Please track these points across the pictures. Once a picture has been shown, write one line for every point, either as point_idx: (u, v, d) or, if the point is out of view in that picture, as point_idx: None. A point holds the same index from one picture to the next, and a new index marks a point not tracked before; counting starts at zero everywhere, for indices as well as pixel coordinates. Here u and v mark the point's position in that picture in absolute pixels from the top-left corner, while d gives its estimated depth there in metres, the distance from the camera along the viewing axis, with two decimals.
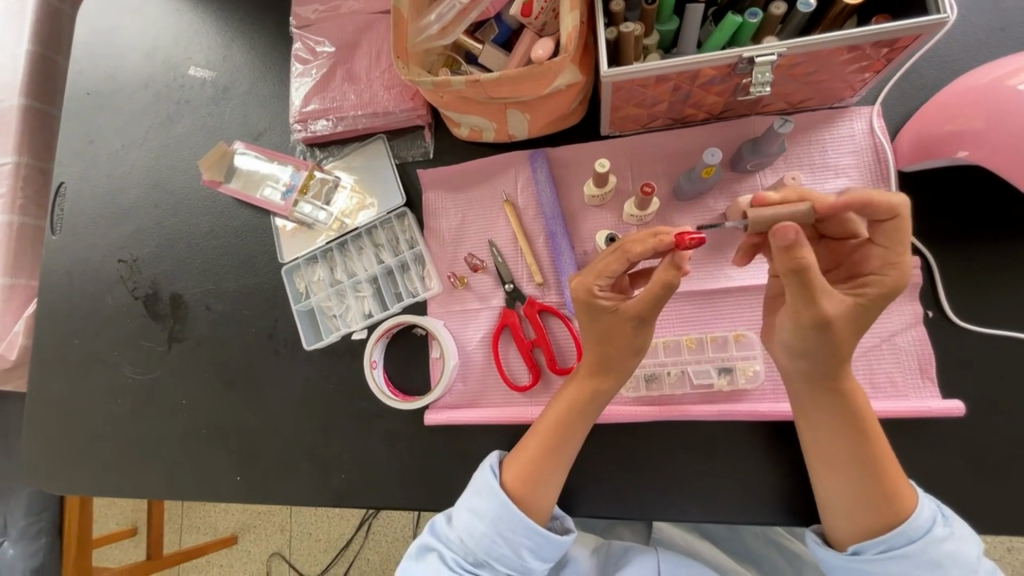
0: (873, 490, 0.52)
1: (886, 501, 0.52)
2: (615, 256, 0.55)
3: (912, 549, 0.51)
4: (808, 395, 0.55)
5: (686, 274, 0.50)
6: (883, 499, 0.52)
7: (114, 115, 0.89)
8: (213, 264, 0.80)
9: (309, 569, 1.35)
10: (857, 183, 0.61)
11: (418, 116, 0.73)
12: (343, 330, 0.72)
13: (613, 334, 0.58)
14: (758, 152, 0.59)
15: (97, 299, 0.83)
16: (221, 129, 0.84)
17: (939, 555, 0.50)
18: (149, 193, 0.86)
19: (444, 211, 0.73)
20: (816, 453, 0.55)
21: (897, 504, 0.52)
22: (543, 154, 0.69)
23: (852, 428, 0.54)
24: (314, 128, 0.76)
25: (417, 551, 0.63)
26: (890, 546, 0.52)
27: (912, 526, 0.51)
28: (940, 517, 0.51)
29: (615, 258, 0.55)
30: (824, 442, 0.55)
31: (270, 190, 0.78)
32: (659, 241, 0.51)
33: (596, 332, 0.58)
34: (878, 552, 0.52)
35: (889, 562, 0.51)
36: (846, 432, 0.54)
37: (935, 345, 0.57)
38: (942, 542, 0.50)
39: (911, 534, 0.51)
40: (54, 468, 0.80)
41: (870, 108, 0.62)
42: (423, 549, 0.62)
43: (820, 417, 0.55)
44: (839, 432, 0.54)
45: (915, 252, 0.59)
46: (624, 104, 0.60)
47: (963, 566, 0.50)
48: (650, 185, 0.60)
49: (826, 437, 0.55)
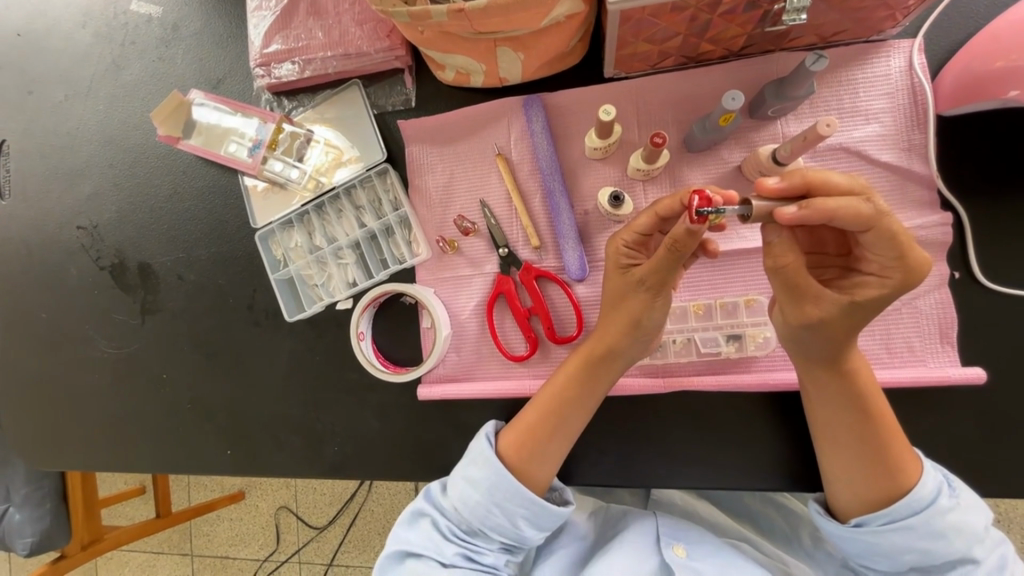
0: (879, 457, 0.51)
1: (892, 467, 0.51)
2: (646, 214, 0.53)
3: (914, 521, 0.50)
4: (808, 372, 0.53)
5: (699, 239, 0.47)
6: (889, 465, 0.51)
7: (51, 60, 0.78)
8: (182, 229, 0.73)
9: (315, 521, 1.39)
10: (890, 131, 0.55)
11: (397, 57, 0.64)
12: (326, 300, 0.67)
13: (622, 297, 0.56)
14: (781, 95, 0.52)
15: (59, 269, 0.77)
16: (174, 75, 0.74)
17: (943, 526, 0.49)
18: (102, 151, 0.77)
19: (430, 167, 0.66)
20: (823, 432, 0.53)
21: (903, 469, 0.51)
22: (539, 101, 0.62)
23: (858, 398, 0.52)
24: (279, 72, 0.67)
25: (410, 516, 0.62)
26: (892, 518, 0.51)
27: (917, 499, 0.50)
28: (945, 489, 0.50)
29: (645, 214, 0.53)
30: (827, 420, 0.53)
31: (236, 146, 0.70)
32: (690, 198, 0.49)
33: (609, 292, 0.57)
34: (883, 523, 0.51)
35: (892, 533, 0.51)
36: (853, 409, 0.52)
37: (959, 308, 0.54)
38: (946, 513, 0.49)
39: (915, 505, 0.50)
40: (38, 443, 0.78)
41: (910, 42, 0.55)
42: (416, 514, 0.62)
43: (831, 393, 0.52)
44: (843, 406, 0.52)
45: (947, 208, 0.54)
46: (633, 39, 0.52)
47: (967, 536, 0.49)
48: (660, 135, 0.53)
49: (834, 415, 0.52)
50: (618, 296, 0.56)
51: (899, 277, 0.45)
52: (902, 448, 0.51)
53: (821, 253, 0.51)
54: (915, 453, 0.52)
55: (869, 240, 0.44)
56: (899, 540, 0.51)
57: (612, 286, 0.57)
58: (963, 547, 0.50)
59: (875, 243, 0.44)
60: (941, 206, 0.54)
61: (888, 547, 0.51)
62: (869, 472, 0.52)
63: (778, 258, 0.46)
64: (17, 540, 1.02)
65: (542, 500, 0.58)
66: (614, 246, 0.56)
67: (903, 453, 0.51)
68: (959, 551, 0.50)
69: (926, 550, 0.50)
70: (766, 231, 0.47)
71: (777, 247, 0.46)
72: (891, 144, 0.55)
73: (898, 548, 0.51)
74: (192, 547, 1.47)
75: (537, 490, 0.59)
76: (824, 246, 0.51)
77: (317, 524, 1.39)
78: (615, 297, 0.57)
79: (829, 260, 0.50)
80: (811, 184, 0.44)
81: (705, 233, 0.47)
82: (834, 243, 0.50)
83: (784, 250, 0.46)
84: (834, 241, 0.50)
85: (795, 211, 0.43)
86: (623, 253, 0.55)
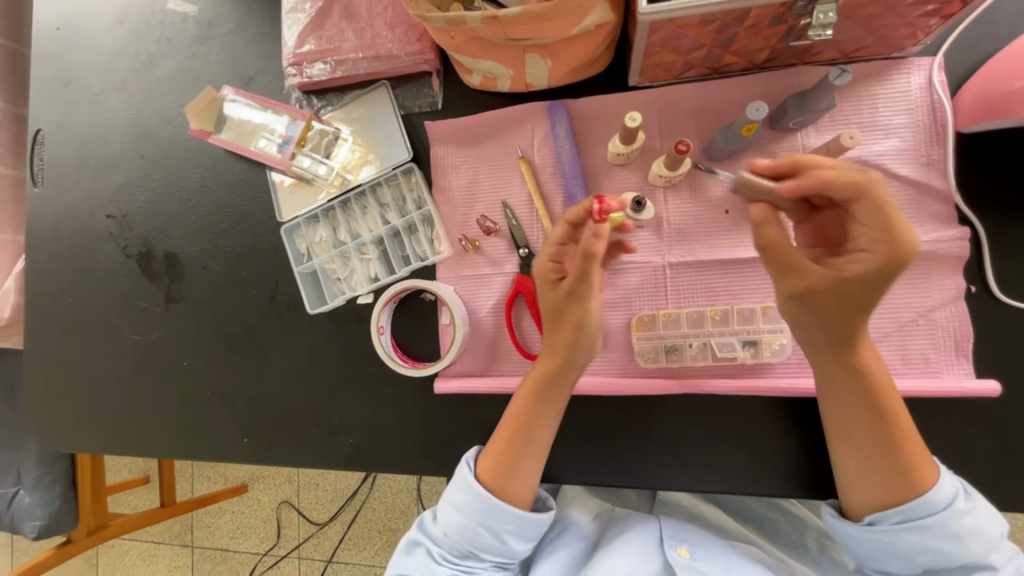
0: (893, 453, 0.52)
1: (907, 462, 0.51)
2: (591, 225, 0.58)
3: (931, 522, 0.50)
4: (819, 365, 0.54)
5: (602, 239, 0.51)
6: (905, 461, 0.51)
7: (89, 54, 0.81)
8: (208, 221, 0.75)
9: (317, 516, 1.40)
10: (909, 145, 0.56)
11: (426, 61, 0.66)
12: (348, 294, 0.69)
13: (559, 312, 0.58)
14: (803, 108, 0.53)
15: (87, 256, 0.79)
16: (207, 72, 0.76)
17: (959, 528, 0.50)
18: (134, 143, 0.79)
19: (454, 168, 0.68)
20: (837, 430, 0.54)
21: (917, 462, 0.51)
22: (564, 107, 0.64)
23: (871, 395, 0.52)
24: (311, 72, 0.69)
25: (405, 546, 0.63)
26: (907, 517, 0.51)
27: (935, 500, 0.50)
28: (961, 493, 0.51)
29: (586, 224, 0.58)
30: (841, 415, 0.54)
31: (266, 142, 0.72)
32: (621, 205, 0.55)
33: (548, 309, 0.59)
34: (897, 521, 0.51)
35: (908, 533, 0.51)
36: (866, 405, 0.52)
37: (974, 321, 0.55)
38: (962, 515, 0.50)
39: (933, 506, 0.50)
40: (57, 426, 0.79)
41: (931, 59, 0.56)
42: (411, 544, 0.63)
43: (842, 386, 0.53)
44: (854, 398, 0.53)
45: (965, 223, 0.55)
46: (659, 49, 0.54)
47: (982, 540, 0.50)
48: (684, 143, 0.54)
49: (847, 410, 0.53)
50: (559, 306, 0.58)
51: (881, 252, 0.45)
52: (914, 440, 0.52)
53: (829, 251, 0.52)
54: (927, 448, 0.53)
55: (861, 211, 0.45)
56: (913, 540, 0.51)
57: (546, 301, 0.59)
58: (979, 551, 0.50)
59: (864, 214, 0.45)
60: (958, 221, 0.55)
61: (903, 547, 0.51)
62: (883, 468, 0.52)
63: (762, 231, 0.49)
64: (25, 523, 1.03)
65: (526, 513, 0.59)
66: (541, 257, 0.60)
67: (916, 445, 0.52)
68: (974, 555, 0.50)
69: (941, 551, 0.51)
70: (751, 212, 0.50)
71: (761, 223, 0.50)
72: (910, 159, 0.56)
73: (913, 549, 0.51)
74: (194, 538, 1.49)
75: (514, 504, 0.59)
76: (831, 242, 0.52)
77: (318, 519, 1.40)
78: (562, 310, 0.58)
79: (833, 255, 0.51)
80: (798, 162, 0.48)
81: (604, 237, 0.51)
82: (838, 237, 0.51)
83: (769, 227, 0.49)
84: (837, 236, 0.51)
85: (791, 183, 0.47)
86: (548, 262, 0.59)
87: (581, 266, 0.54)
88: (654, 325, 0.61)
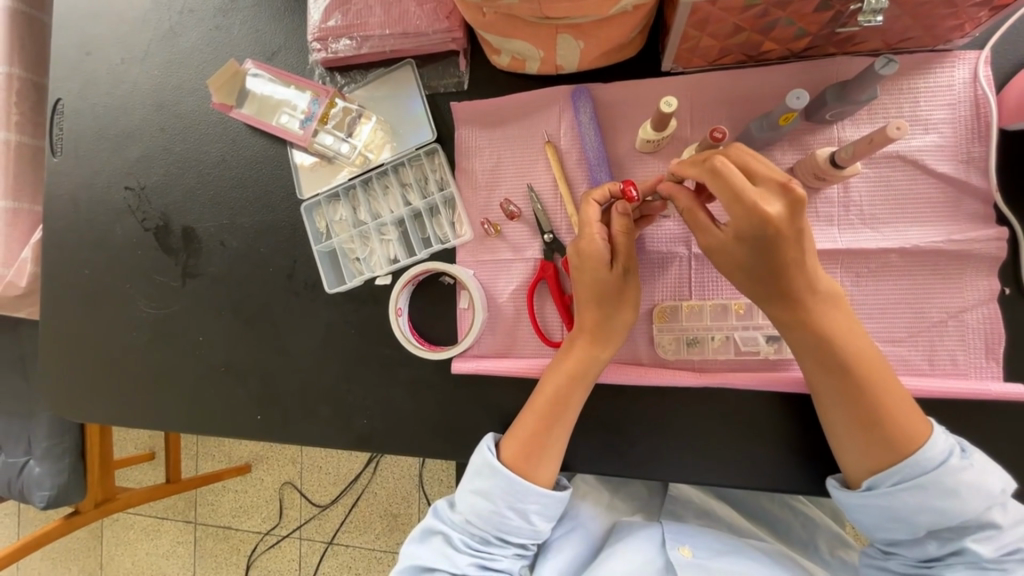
0: (873, 411, 0.51)
1: (887, 419, 0.51)
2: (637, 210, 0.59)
3: (927, 480, 0.50)
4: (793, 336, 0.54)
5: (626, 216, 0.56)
6: (886, 419, 0.51)
7: (111, 24, 0.80)
8: (227, 196, 0.75)
9: (319, 499, 1.41)
10: (948, 142, 0.55)
11: (454, 40, 0.65)
12: (367, 274, 0.68)
13: (602, 290, 0.59)
14: (844, 98, 0.52)
15: (105, 227, 0.79)
16: (230, 45, 0.75)
17: (956, 485, 0.49)
18: (154, 114, 0.79)
19: (479, 150, 0.67)
20: (817, 394, 0.54)
21: (901, 414, 0.51)
22: (588, 92, 0.62)
23: (849, 356, 0.52)
24: (336, 47, 0.67)
25: (421, 535, 0.63)
26: (903, 478, 0.51)
27: (927, 458, 0.50)
28: (957, 450, 0.50)
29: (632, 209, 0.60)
30: (820, 380, 0.53)
31: (288, 117, 0.71)
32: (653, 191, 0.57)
33: (590, 292, 0.59)
34: (893, 483, 0.51)
35: (906, 494, 0.50)
36: (840, 366, 0.52)
37: (1007, 324, 0.54)
38: (959, 472, 0.49)
39: (925, 465, 0.50)
40: (70, 396, 0.80)
41: (977, 53, 0.54)
42: (427, 532, 0.63)
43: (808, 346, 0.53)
44: (825, 358, 0.52)
45: (1001, 223, 0.54)
46: (697, 33, 0.52)
47: (981, 496, 0.49)
48: (720, 130, 0.52)
49: (822, 374, 0.53)
50: (608, 290, 0.59)
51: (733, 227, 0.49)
52: (894, 395, 0.52)
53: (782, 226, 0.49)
54: (915, 404, 0.52)
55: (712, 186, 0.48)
56: (911, 500, 0.50)
57: (594, 286, 0.59)
58: (979, 508, 0.49)
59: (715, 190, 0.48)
60: (996, 220, 0.54)
61: (902, 510, 0.51)
62: (866, 430, 0.52)
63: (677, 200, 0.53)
64: (34, 492, 1.04)
65: (549, 492, 0.60)
66: (590, 237, 0.58)
67: (894, 399, 0.52)
68: (974, 512, 0.49)
69: (940, 511, 0.50)
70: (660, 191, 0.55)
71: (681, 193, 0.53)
72: (949, 155, 0.55)
73: (911, 511, 0.50)
74: (197, 515, 1.50)
75: (540, 484, 0.60)
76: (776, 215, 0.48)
77: (320, 502, 1.41)
78: (610, 294, 0.59)
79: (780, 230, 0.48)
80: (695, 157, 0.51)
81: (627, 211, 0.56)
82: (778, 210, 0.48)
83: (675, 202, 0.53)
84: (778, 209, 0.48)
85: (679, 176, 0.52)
86: (601, 241, 0.58)
87: (627, 246, 0.58)
88: (676, 315, 0.61)
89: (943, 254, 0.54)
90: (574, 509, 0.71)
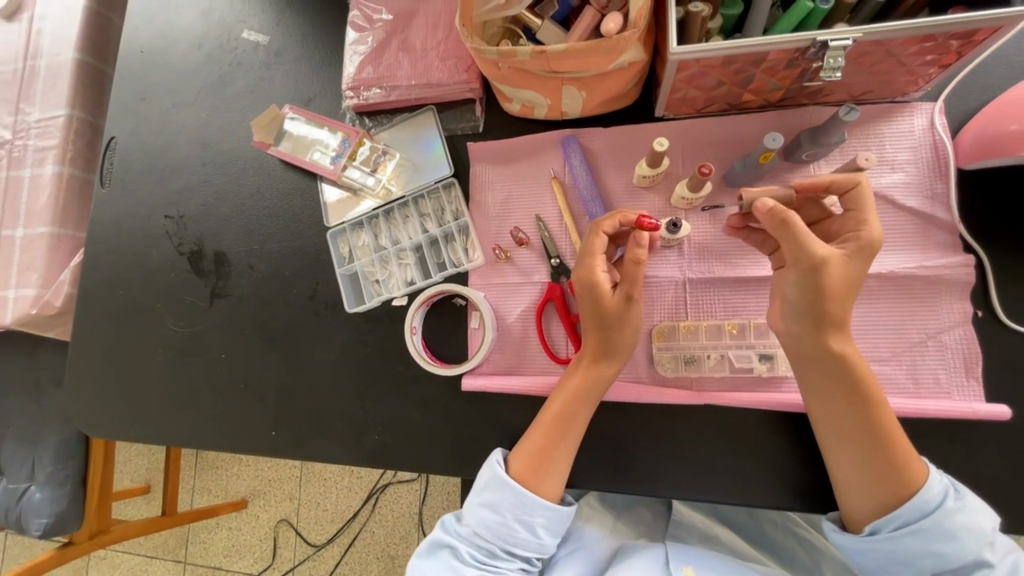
0: (883, 450, 0.54)
1: (894, 460, 0.54)
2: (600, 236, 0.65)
3: (925, 525, 0.52)
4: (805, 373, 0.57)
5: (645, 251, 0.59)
6: (893, 459, 0.54)
7: (167, 74, 0.90)
8: (259, 224, 0.82)
9: (315, 539, 1.39)
10: (914, 179, 0.61)
11: (471, 89, 0.73)
12: (385, 295, 0.73)
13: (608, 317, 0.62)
14: (816, 141, 0.59)
15: (143, 251, 0.85)
16: (272, 92, 0.85)
17: (952, 527, 0.52)
18: (198, 152, 0.87)
19: (491, 184, 0.74)
20: (833, 438, 0.56)
21: (904, 454, 0.54)
22: (575, 140, 0.70)
23: (857, 397, 0.55)
24: (367, 95, 0.76)
25: (428, 548, 0.64)
26: (904, 523, 0.53)
27: (924, 502, 0.52)
28: (952, 491, 0.52)
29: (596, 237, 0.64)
30: (831, 412, 0.56)
31: (320, 154, 0.79)
32: (625, 220, 0.62)
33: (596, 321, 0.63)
34: (894, 529, 0.54)
35: (904, 539, 0.53)
36: (850, 407, 0.55)
37: (982, 344, 0.57)
38: (954, 514, 0.51)
39: (923, 509, 0.53)
40: (91, 414, 0.83)
41: (932, 104, 0.62)
42: (434, 546, 0.63)
43: (824, 376, 0.56)
44: (838, 401, 0.55)
45: (969, 251, 0.59)
46: (684, 85, 0.60)
47: (978, 537, 0.51)
48: (707, 166, 0.59)
49: (835, 410, 0.55)
50: (608, 316, 0.62)
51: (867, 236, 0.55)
52: (897, 435, 0.55)
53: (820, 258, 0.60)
54: (911, 447, 0.55)
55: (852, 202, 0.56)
56: (912, 545, 0.53)
57: (598, 314, 0.62)
58: (972, 548, 0.52)
59: (856, 202, 0.56)
60: (963, 249, 0.59)
61: (902, 552, 0.54)
62: (873, 470, 0.54)
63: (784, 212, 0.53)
64: (32, 521, 1.04)
65: (554, 506, 0.61)
66: (591, 268, 0.62)
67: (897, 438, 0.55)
68: (969, 552, 0.52)
69: (939, 553, 0.53)
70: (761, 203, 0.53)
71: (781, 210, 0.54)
72: (915, 191, 0.61)
73: (911, 553, 0.53)
74: (189, 554, 1.46)
75: (545, 498, 0.61)
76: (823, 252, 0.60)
77: (316, 541, 1.39)
78: (613, 321, 0.62)
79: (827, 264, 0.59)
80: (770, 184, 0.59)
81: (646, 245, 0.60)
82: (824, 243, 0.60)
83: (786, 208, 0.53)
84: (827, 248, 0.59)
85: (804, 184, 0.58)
86: (601, 273, 0.62)
87: (637, 275, 0.61)
88: (674, 335, 0.65)
89: (917, 278, 0.59)
90: (578, 530, 0.71)
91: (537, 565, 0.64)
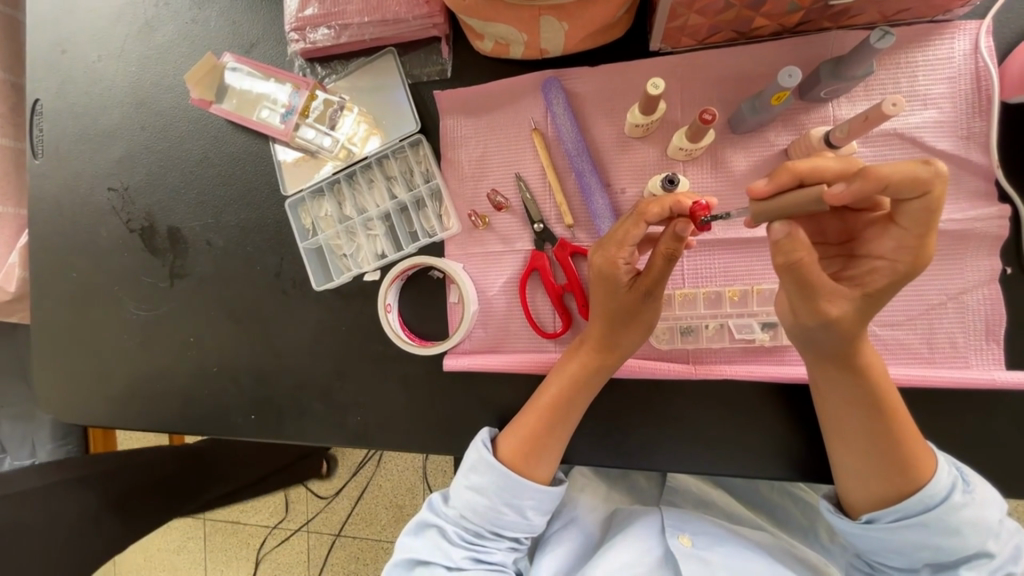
0: (889, 445, 0.51)
1: (901, 456, 0.50)
2: (632, 222, 0.51)
3: (927, 518, 0.50)
4: (820, 367, 0.52)
5: (688, 244, 0.48)
6: (900, 456, 0.50)
7: (86, 20, 0.78)
8: (211, 194, 0.73)
9: (325, 492, 1.42)
10: (948, 117, 0.53)
11: (435, 25, 0.63)
12: (354, 271, 0.67)
13: (617, 310, 0.55)
14: (838, 75, 0.50)
15: (90, 229, 0.78)
16: (207, 37, 0.73)
17: (957, 522, 0.49)
18: (134, 113, 0.77)
19: (464, 140, 0.66)
20: (836, 430, 0.53)
21: (912, 451, 0.50)
22: (557, 83, 0.61)
23: (868, 392, 0.51)
24: (314, 37, 0.65)
25: (416, 528, 0.62)
26: (905, 515, 0.51)
27: (930, 495, 0.49)
28: (960, 484, 0.50)
29: (633, 223, 0.51)
30: (836, 406, 0.52)
31: (269, 112, 0.69)
32: (676, 203, 0.49)
33: (607, 308, 0.56)
34: (893, 520, 0.51)
35: (905, 530, 0.50)
36: (862, 404, 0.51)
37: (1007, 303, 0.52)
38: (960, 509, 0.49)
39: (927, 502, 0.50)
40: (64, 403, 0.79)
41: (978, 23, 0.52)
42: (421, 525, 0.62)
43: (836, 384, 0.52)
44: (850, 396, 0.51)
45: (1004, 201, 0.52)
46: (684, 10, 0.51)
47: (982, 530, 0.49)
48: (711, 111, 0.51)
49: (841, 403, 0.52)
50: (621, 306, 0.55)
51: (909, 259, 0.43)
52: (908, 433, 0.51)
53: (822, 242, 0.49)
54: (920, 438, 0.51)
55: (908, 209, 0.41)
56: (912, 537, 0.50)
57: (612, 303, 0.55)
58: (977, 542, 0.49)
59: (913, 216, 0.41)
60: (996, 198, 0.52)
61: (902, 544, 0.51)
62: (880, 463, 0.51)
63: (790, 254, 0.43)
64: None
65: (547, 488, 0.60)
66: (608, 257, 0.53)
67: (907, 437, 0.51)
68: (973, 546, 0.49)
69: (941, 547, 0.50)
70: (771, 231, 0.43)
71: (785, 246, 0.43)
72: (948, 132, 0.53)
73: (911, 545, 0.50)
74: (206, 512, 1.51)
75: (536, 481, 0.60)
76: (825, 234, 0.49)
77: (326, 495, 1.42)
78: (621, 312, 0.55)
79: (830, 250, 0.49)
80: (802, 173, 0.43)
81: (692, 236, 0.48)
82: (835, 231, 0.48)
83: (795, 244, 0.43)
84: (835, 229, 0.48)
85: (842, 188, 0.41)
86: (620, 265, 0.53)
87: (660, 275, 0.52)
88: (670, 304, 0.59)
89: (943, 234, 0.52)
90: (573, 502, 0.71)
91: (525, 542, 0.63)
